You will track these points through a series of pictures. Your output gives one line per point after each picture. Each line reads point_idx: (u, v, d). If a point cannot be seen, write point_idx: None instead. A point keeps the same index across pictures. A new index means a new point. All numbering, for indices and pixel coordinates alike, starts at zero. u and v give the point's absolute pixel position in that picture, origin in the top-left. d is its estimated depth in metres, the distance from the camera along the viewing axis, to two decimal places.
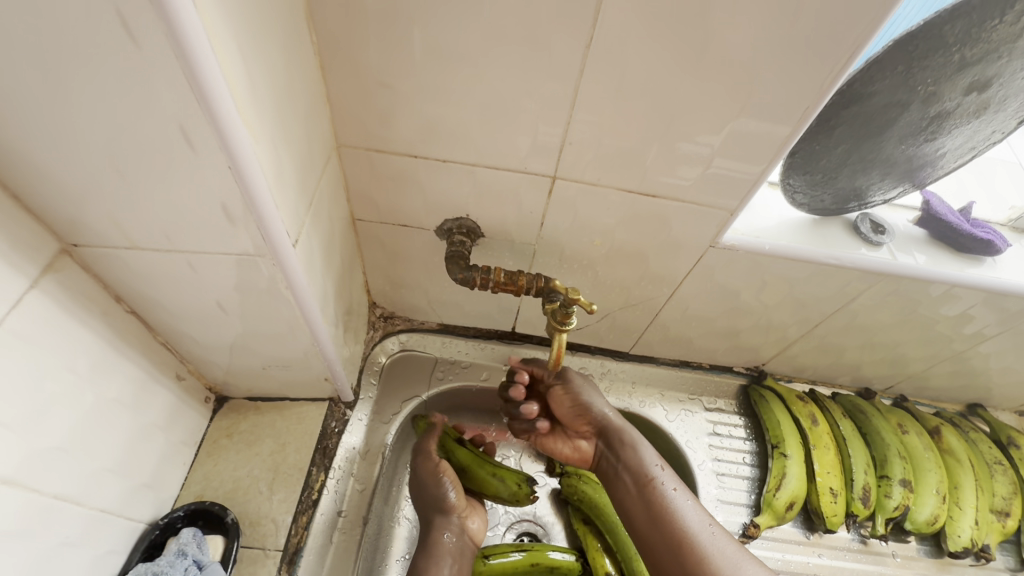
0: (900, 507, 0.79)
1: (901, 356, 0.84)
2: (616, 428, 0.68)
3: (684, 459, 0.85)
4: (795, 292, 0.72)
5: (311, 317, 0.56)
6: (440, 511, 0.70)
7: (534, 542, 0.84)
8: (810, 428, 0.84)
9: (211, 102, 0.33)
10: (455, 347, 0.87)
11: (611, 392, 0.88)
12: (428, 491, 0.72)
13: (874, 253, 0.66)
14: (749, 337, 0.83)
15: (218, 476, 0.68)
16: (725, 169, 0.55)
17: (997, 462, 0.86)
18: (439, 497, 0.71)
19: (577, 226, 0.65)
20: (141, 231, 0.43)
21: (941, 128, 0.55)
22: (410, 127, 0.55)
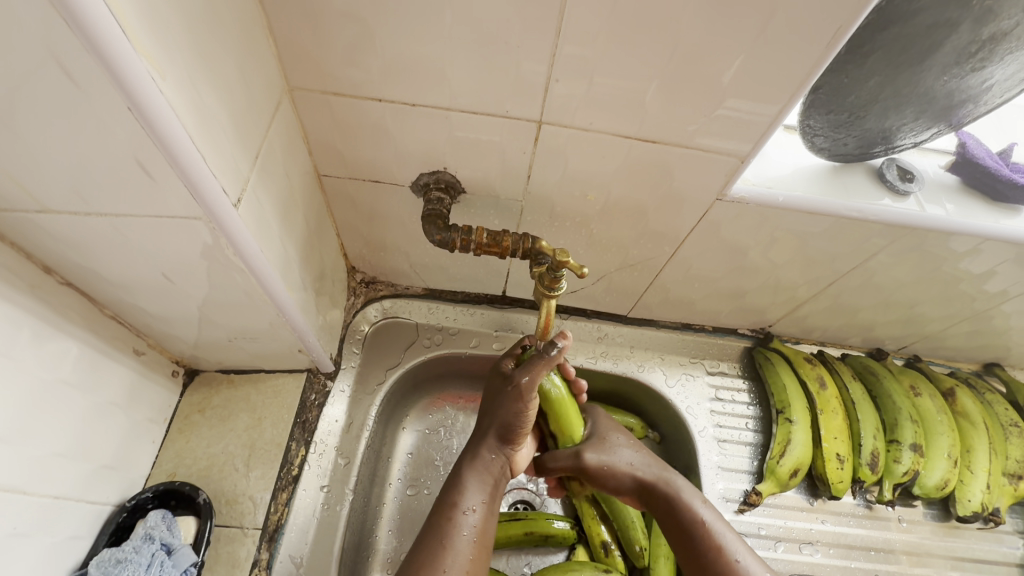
0: (909, 473, 0.76)
1: (918, 316, 0.79)
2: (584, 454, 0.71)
3: (684, 425, 0.81)
4: (809, 250, 0.65)
5: (271, 285, 0.50)
6: (503, 436, 0.60)
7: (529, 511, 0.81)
8: (818, 392, 0.79)
9: (85, 21, 0.26)
10: (442, 313, 0.82)
11: (607, 357, 0.83)
12: (500, 416, 0.59)
13: (900, 205, 0.59)
14: (755, 298, 0.77)
15: (191, 453, 0.65)
16: (738, 110, 0.48)
17: (1013, 424, 0.82)
18: (512, 419, 0.58)
19: (568, 179, 0.58)
20: (48, 192, 0.37)
21: (992, 53, 0.47)
22: (370, 66, 0.47)
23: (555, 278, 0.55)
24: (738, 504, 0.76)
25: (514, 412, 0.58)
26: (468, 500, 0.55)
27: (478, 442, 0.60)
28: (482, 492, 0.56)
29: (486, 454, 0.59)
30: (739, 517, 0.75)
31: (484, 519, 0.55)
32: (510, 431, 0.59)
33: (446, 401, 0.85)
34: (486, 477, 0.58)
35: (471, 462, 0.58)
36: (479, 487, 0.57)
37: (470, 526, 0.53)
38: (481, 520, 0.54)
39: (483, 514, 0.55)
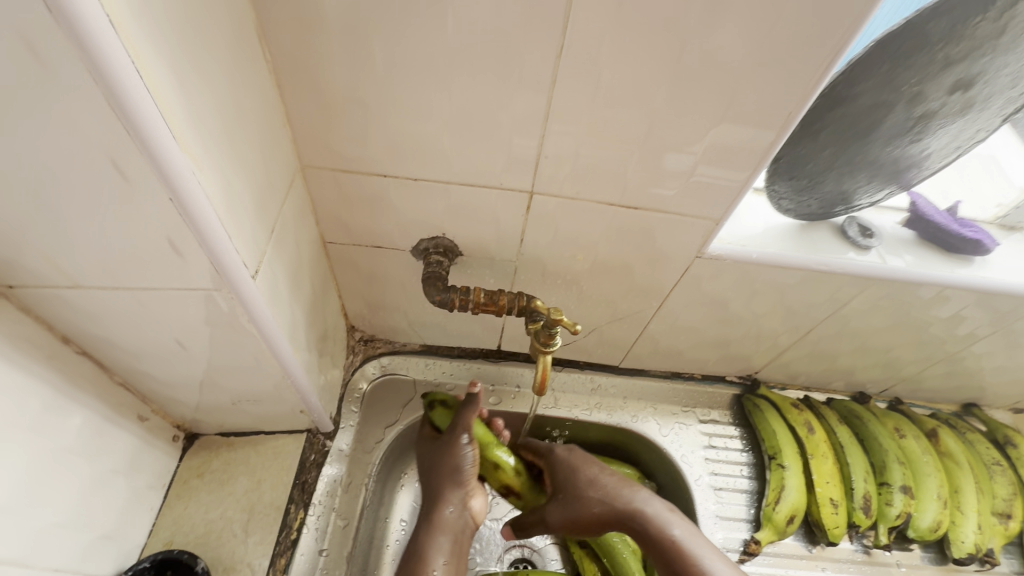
0: (901, 515, 0.77)
1: (894, 359, 0.82)
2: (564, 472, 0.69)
3: (679, 474, 0.82)
4: (786, 300, 0.70)
5: (279, 348, 0.53)
6: (453, 484, 0.65)
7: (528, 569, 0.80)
8: (807, 437, 0.82)
9: (144, 134, 0.30)
10: (439, 369, 0.85)
11: (601, 409, 0.85)
12: (440, 471, 0.66)
13: (863, 258, 0.65)
14: (739, 346, 0.81)
15: (188, 520, 0.64)
16: (710, 178, 0.53)
17: (996, 462, 0.84)
18: (448, 468, 0.65)
19: (557, 242, 0.62)
20: (80, 269, 0.39)
21: (926, 128, 0.54)
22: (376, 147, 0.51)
23: (546, 338, 0.59)
24: (739, 553, 0.76)
25: (457, 461, 0.65)
26: (436, 564, 0.60)
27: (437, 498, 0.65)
28: (440, 554, 0.61)
29: (443, 516, 0.64)
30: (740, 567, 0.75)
31: None
32: (455, 484, 0.64)
33: None
34: (438, 531, 0.63)
35: (429, 527, 0.63)
36: (432, 536, 0.62)
37: None
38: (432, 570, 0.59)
39: (446, 572, 0.60)
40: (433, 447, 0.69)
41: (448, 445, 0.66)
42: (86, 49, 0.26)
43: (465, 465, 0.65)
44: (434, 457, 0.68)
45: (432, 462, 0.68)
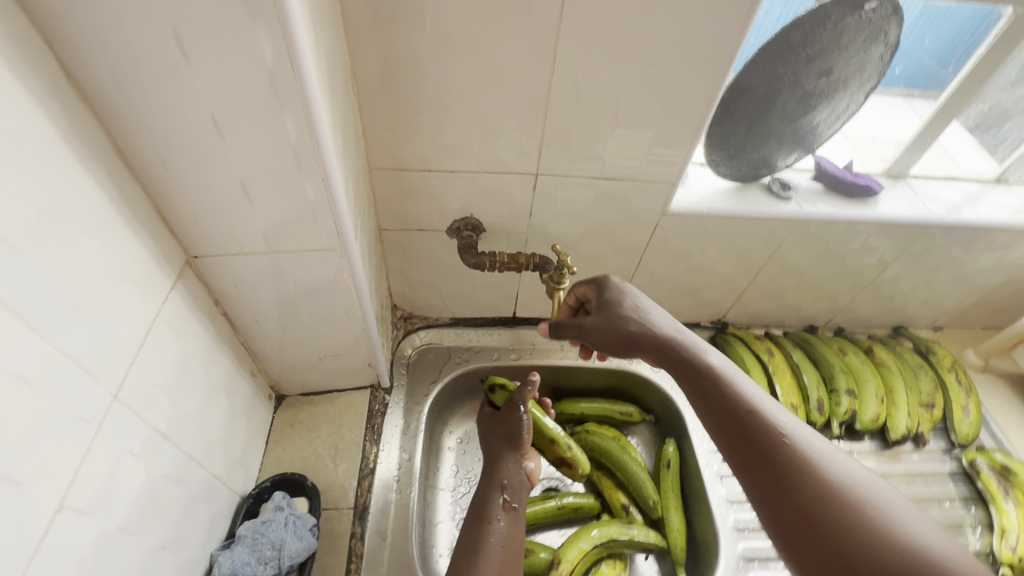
0: (848, 411, 0.97)
1: (829, 291, 1.03)
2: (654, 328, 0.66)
3: (670, 400, 1.02)
4: (735, 246, 0.91)
5: (364, 301, 0.71)
6: (511, 446, 0.85)
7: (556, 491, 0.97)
8: (769, 360, 1.02)
9: (319, 137, 0.49)
10: (468, 336, 1.04)
11: (602, 355, 1.06)
12: (503, 435, 0.86)
13: (786, 205, 0.86)
14: (707, 292, 1.01)
15: (288, 457, 0.80)
16: (664, 152, 0.74)
17: (920, 366, 1.05)
18: (504, 431, 0.86)
19: (557, 212, 0.82)
20: (248, 237, 0.58)
21: (809, 104, 0.76)
22: (424, 149, 0.71)
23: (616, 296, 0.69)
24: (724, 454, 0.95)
25: (515, 425, 0.86)
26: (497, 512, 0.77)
27: (496, 456, 0.85)
28: (501, 504, 0.78)
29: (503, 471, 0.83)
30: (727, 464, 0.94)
31: (508, 525, 0.76)
32: (512, 444, 0.85)
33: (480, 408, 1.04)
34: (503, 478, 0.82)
35: (493, 480, 0.82)
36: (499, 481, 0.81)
37: (497, 530, 0.75)
38: (501, 505, 0.78)
39: (506, 518, 0.77)
40: (495, 418, 0.90)
41: (506, 414, 0.87)
42: (303, 88, 0.45)
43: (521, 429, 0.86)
44: (496, 426, 0.89)
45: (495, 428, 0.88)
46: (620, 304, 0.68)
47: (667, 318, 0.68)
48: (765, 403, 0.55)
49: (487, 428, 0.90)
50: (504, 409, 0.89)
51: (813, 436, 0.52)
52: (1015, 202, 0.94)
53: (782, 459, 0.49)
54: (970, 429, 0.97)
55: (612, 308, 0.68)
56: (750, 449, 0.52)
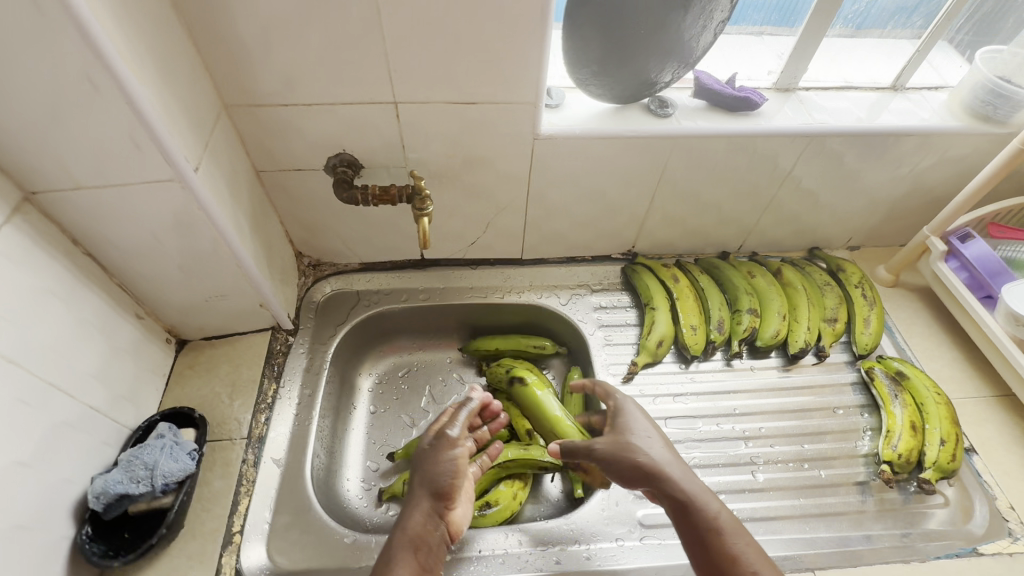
0: (748, 329, 0.99)
1: (732, 213, 1.03)
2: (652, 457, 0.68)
3: (577, 331, 1.04)
4: (620, 169, 0.91)
5: (228, 237, 0.73)
6: (431, 490, 0.68)
7: None
8: (673, 285, 1.04)
9: (105, 57, 0.50)
10: (378, 280, 1.06)
11: (512, 292, 1.08)
12: (427, 472, 0.69)
13: (663, 122, 0.86)
14: (607, 221, 1.02)
15: (186, 396, 0.84)
16: (516, 72, 0.73)
17: (826, 284, 1.05)
18: (439, 477, 0.68)
19: (430, 143, 0.83)
20: (78, 170, 0.59)
21: (666, 13, 0.73)
22: (274, 82, 0.72)
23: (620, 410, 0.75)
24: (624, 375, 0.96)
25: (442, 462, 0.70)
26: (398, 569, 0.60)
27: (411, 502, 0.67)
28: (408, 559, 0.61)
29: (415, 520, 0.65)
30: (626, 385, 0.96)
31: None
32: (442, 498, 0.68)
33: (391, 351, 1.11)
34: (426, 532, 0.65)
35: (399, 531, 0.64)
36: (421, 534, 0.64)
37: None
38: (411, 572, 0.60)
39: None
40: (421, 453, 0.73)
41: (437, 449, 0.72)
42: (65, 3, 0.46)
43: (448, 466, 0.70)
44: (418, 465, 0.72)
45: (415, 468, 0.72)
46: (631, 432, 0.71)
47: (653, 428, 0.73)
48: (701, 483, 0.67)
49: (425, 458, 0.72)
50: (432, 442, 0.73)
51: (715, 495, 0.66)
52: (910, 108, 0.92)
53: (711, 531, 0.63)
54: (869, 339, 0.98)
55: (621, 437, 0.71)
56: (691, 532, 0.64)
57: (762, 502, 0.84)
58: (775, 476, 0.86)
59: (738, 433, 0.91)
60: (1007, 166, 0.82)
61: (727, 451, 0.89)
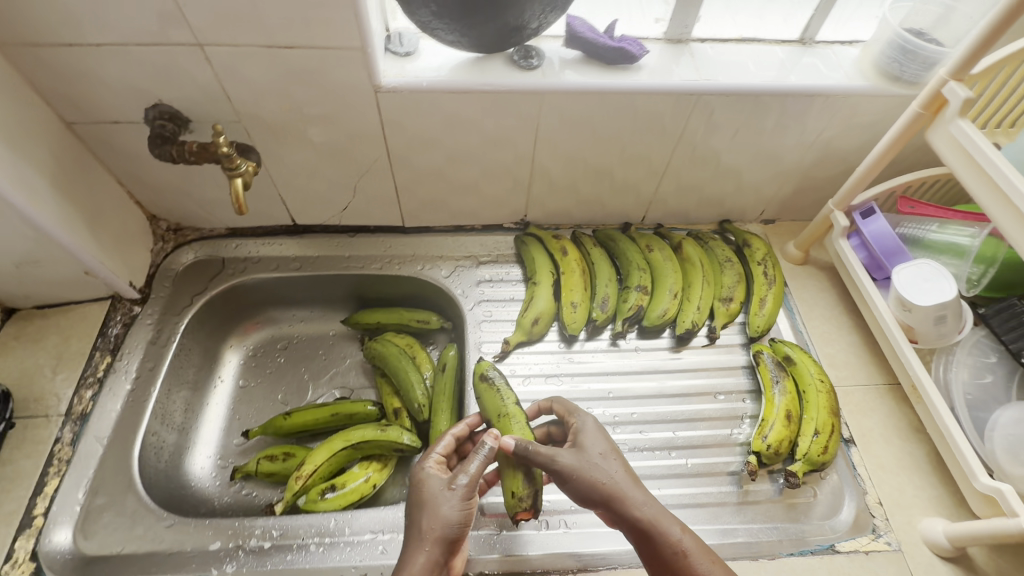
0: (634, 308, 0.92)
1: (626, 181, 0.95)
2: (602, 479, 0.63)
3: (458, 305, 0.97)
4: (486, 127, 0.82)
5: (9, 197, 0.66)
6: (441, 542, 0.58)
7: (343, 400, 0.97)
8: (561, 259, 0.96)
9: None
10: (245, 247, 0.99)
11: (392, 262, 1.00)
12: (431, 517, 0.60)
13: (527, 75, 0.77)
14: (489, 187, 0.94)
15: (6, 369, 0.80)
16: (330, 10, 0.64)
17: (727, 261, 0.98)
18: (438, 539, 0.58)
19: (258, 94, 0.73)
20: None
21: None
22: (46, 17, 0.62)
23: (578, 429, 0.69)
24: (496, 354, 0.90)
25: (452, 509, 0.60)
26: None
27: (413, 551, 0.58)
28: None
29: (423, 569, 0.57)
30: (497, 365, 0.90)
31: None
32: (440, 563, 0.58)
33: (252, 330, 1.04)
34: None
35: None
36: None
37: None
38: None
39: None
40: (431, 490, 0.62)
41: (444, 493, 0.61)
42: None
43: (458, 511, 0.60)
44: (421, 505, 0.61)
45: (417, 509, 0.61)
46: (587, 452, 0.66)
47: (602, 441, 0.67)
48: (659, 506, 0.62)
49: (416, 512, 0.61)
50: (439, 484, 0.62)
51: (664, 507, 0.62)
52: (816, 65, 0.82)
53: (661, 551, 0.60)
54: (762, 322, 0.92)
55: (583, 455, 0.65)
56: (657, 559, 0.61)
57: None
58: (638, 464, 0.81)
59: (607, 417, 0.86)
60: (908, 133, 0.74)
61: None
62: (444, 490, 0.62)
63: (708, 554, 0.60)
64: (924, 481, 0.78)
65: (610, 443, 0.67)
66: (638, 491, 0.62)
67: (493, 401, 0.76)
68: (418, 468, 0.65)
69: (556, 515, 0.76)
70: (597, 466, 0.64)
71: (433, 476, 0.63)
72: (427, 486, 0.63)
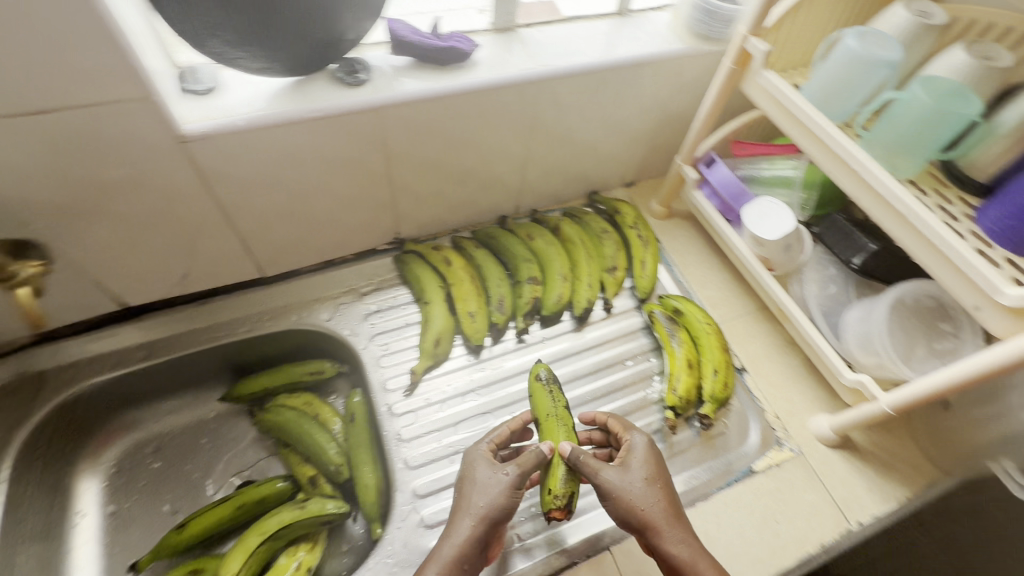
0: (530, 301, 0.92)
1: (491, 178, 0.93)
2: (639, 505, 0.64)
3: (350, 347, 0.89)
4: (327, 155, 0.74)
5: None
6: (484, 522, 0.62)
7: (249, 485, 0.86)
8: (446, 270, 0.93)
9: None
10: (67, 351, 0.81)
11: (263, 320, 0.89)
12: (480, 496, 0.64)
13: (357, 91, 0.70)
14: (349, 215, 0.86)
15: None
16: (86, 59, 0.51)
17: (604, 232, 1.01)
18: (479, 518, 0.62)
19: (20, 174, 0.58)
20: None
21: None
22: None
23: (631, 445, 0.70)
24: (405, 388, 0.85)
25: (504, 493, 0.64)
26: None
27: (457, 526, 0.63)
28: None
29: (462, 546, 0.61)
30: (409, 399, 0.84)
31: None
32: (477, 543, 0.62)
33: (108, 443, 0.87)
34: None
35: (439, 555, 0.60)
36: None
37: None
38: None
39: None
40: (487, 470, 0.67)
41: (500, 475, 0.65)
42: None
43: (509, 494, 0.64)
44: (479, 482, 0.66)
45: (472, 486, 0.66)
46: (634, 475, 0.66)
47: (654, 469, 0.67)
48: (697, 546, 0.63)
49: (466, 489, 0.66)
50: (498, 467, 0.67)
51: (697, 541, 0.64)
52: (637, 34, 0.86)
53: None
54: (648, 283, 0.97)
55: (625, 479, 0.66)
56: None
57: None
58: None
59: None
60: (727, 87, 0.80)
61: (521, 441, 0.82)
62: (490, 474, 0.66)
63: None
64: (806, 386, 0.89)
65: (657, 467, 0.68)
66: (677, 527, 0.63)
67: (542, 398, 0.76)
68: (473, 450, 0.70)
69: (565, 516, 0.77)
70: (640, 493, 0.65)
71: (481, 461, 0.67)
72: (487, 466, 0.67)
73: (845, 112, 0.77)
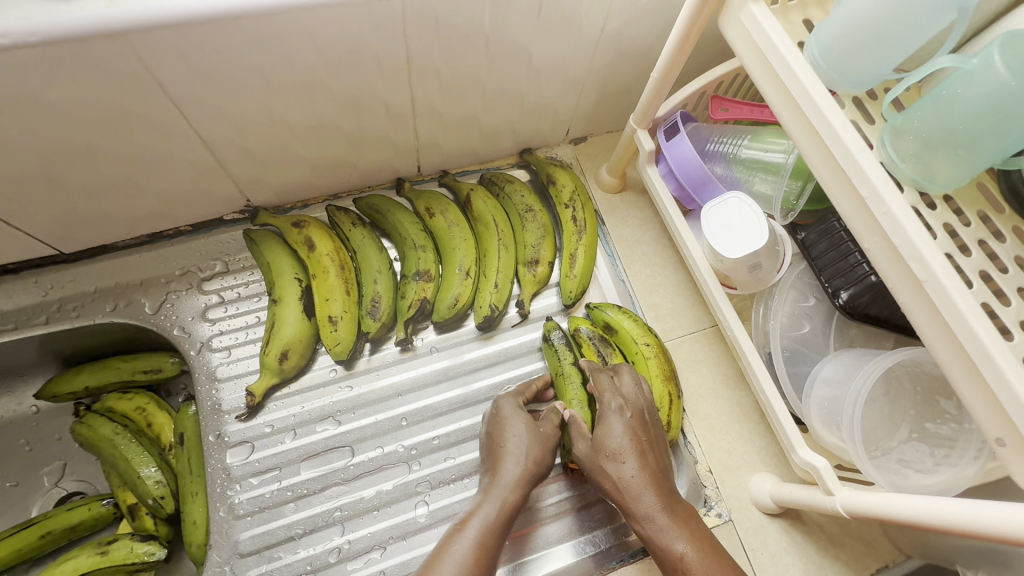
0: (415, 304, 0.70)
1: (367, 132, 0.67)
2: (612, 470, 0.56)
3: (181, 349, 0.70)
4: (66, 102, 0.49)
5: None
6: (532, 481, 0.59)
7: (71, 502, 0.72)
8: (308, 257, 0.70)
9: None
10: None
11: (63, 309, 0.68)
12: (524, 451, 0.59)
13: (78, 6, 0.43)
14: (156, 179, 0.62)
15: None
16: None
17: (529, 209, 0.77)
18: (525, 471, 0.58)
19: None
20: None
21: None
22: None
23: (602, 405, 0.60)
24: (243, 411, 0.68)
25: (536, 448, 0.60)
26: (474, 522, 0.55)
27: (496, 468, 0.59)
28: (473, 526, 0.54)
29: (508, 494, 0.57)
30: (248, 424, 0.67)
31: (479, 567, 0.52)
32: (522, 497, 0.58)
33: None
34: (503, 527, 0.55)
35: (485, 492, 0.57)
36: (492, 528, 0.55)
37: (469, 553, 0.52)
38: (477, 561, 0.52)
39: (477, 535, 0.54)
40: (505, 420, 0.62)
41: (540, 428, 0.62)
42: None
43: (541, 445, 0.60)
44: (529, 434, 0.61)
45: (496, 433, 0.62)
46: (608, 442, 0.57)
47: (641, 431, 0.58)
48: (675, 517, 0.54)
49: (505, 441, 0.60)
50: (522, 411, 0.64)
51: (672, 510, 0.55)
52: None
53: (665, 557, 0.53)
54: (576, 286, 0.74)
55: (598, 450, 0.58)
56: (659, 561, 0.54)
57: (425, 547, 0.63)
58: (443, 505, 0.65)
59: (402, 454, 0.68)
60: (698, 24, 0.52)
61: (382, 488, 0.66)
62: (528, 427, 0.61)
63: (720, 562, 0.51)
64: (752, 434, 0.71)
65: (637, 428, 0.58)
66: (642, 492, 0.55)
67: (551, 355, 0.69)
68: (505, 401, 0.64)
69: (614, 522, 0.66)
70: (609, 461, 0.57)
71: (517, 417, 0.62)
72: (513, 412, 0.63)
73: (876, 76, 0.48)
